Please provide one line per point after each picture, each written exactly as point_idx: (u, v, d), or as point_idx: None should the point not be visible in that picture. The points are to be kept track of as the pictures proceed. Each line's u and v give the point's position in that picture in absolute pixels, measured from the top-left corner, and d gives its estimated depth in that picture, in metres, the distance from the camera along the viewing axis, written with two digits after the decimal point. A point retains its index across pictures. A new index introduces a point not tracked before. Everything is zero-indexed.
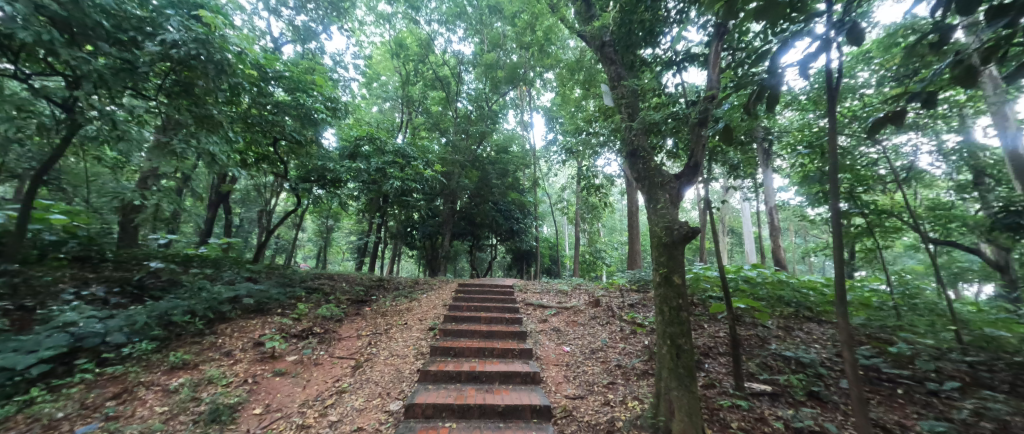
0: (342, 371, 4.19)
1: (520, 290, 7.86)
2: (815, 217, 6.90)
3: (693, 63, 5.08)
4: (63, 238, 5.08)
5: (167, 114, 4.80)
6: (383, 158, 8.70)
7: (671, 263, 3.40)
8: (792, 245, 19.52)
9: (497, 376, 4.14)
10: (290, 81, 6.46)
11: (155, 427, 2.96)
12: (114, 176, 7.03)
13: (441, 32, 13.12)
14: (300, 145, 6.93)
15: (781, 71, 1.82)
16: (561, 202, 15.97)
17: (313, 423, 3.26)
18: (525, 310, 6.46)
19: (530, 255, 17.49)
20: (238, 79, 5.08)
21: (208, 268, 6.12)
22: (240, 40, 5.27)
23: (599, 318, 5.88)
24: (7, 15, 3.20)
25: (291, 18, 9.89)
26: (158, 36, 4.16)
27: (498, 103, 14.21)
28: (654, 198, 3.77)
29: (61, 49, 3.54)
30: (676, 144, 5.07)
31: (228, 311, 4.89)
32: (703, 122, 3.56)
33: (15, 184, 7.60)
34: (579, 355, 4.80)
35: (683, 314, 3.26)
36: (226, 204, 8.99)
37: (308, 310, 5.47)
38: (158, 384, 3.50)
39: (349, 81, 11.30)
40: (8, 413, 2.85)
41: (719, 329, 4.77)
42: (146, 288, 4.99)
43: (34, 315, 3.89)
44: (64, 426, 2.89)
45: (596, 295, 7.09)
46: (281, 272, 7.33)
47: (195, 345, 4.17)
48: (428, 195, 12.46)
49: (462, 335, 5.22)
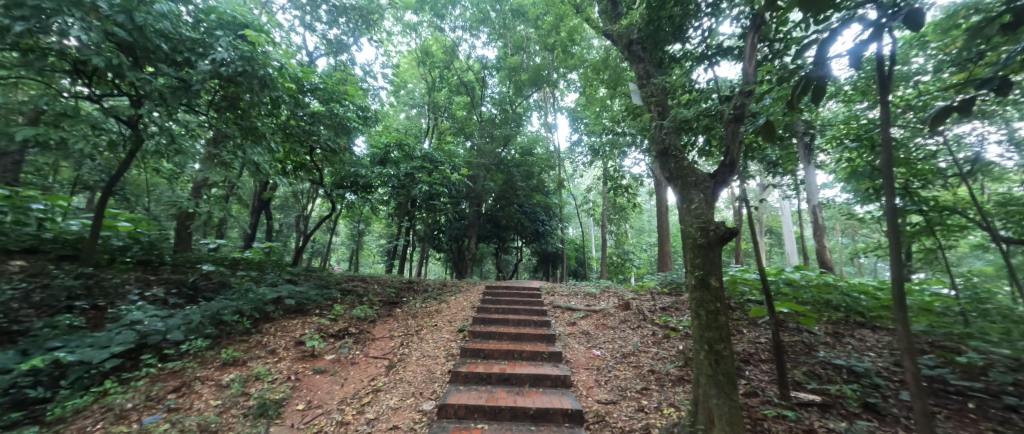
0: (377, 370, 4.33)
1: (547, 293, 7.81)
2: (864, 215, 6.40)
3: (726, 57, 4.89)
4: (129, 243, 5.57)
5: (217, 128, 5.16)
6: (411, 163, 8.93)
7: (707, 265, 3.28)
8: (837, 245, 18.31)
9: (527, 378, 4.13)
10: (325, 93, 6.77)
11: (211, 419, 3.17)
12: (170, 186, 7.63)
13: (465, 38, 13.40)
14: (334, 153, 7.24)
15: (829, 61, 1.73)
16: (587, 203, 15.75)
17: (351, 420, 3.39)
18: (553, 313, 6.42)
19: (556, 256, 17.40)
20: (279, 92, 5.39)
21: (253, 271, 6.53)
22: (280, 55, 5.59)
23: (630, 321, 5.74)
24: (83, 44, 3.57)
25: (324, 32, 10.39)
26: (209, 56, 4.49)
27: (522, 106, 14.30)
28: (687, 198, 3.67)
29: (128, 71, 3.92)
30: (709, 141, 4.91)
31: (272, 312, 5.18)
32: (739, 117, 3.42)
33: (87, 194, 8.41)
34: (610, 358, 4.71)
35: (722, 318, 3.13)
36: (268, 210, 9.52)
37: (343, 312, 5.70)
38: (212, 379, 3.76)
39: (378, 90, 11.74)
40: (86, 402, 3.16)
41: (760, 334, 4.53)
42: (199, 289, 5.38)
43: (106, 314, 4.28)
44: (132, 416, 3.16)
45: (625, 297, 6.95)
46: (317, 275, 7.69)
47: (243, 343, 4.45)
48: (455, 199, 12.64)
49: (491, 337, 5.25)
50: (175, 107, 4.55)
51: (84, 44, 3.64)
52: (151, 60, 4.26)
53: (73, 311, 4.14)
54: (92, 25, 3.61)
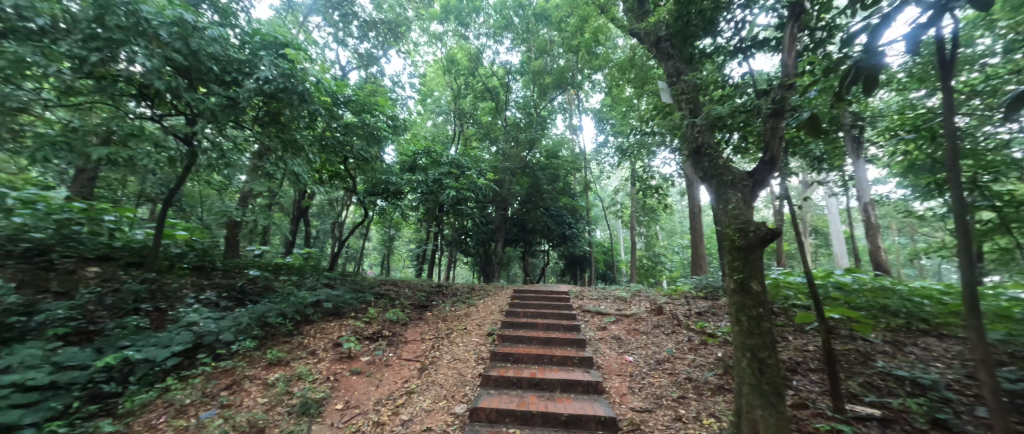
0: (410, 372, 4.43)
1: (576, 297, 7.70)
2: (925, 213, 5.86)
3: (762, 50, 4.67)
4: (185, 250, 6.01)
5: (261, 141, 5.50)
6: (439, 169, 9.14)
7: (748, 268, 3.13)
8: (893, 245, 16.86)
9: (558, 384, 4.08)
10: (357, 104, 7.07)
11: (259, 416, 3.36)
12: (219, 196, 8.20)
13: (490, 44, 13.61)
14: (367, 161, 7.53)
15: (882, 49, 1.64)
16: (614, 205, 15.45)
17: (387, 420, 3.48)
18: (583, 317, 6.33)
19: (584, 260, 17.14)
20: (316, 106, 5.67)
21: (293, 275, 6.90)
22: (316, 71, 5.90)
23: (663, 327, 5.55)
24: (147, 70, 3.93)
25: (355, 46, 10.91)
26: (254, 75, 4.80)
27: (546, 109, 14.30)
28: (724, 198, 3.55)
29: (184, 92, 4.26)
30: (745, 137, 4.69)
31: (312, 314, 5.42)
32: (779, 112, 3.24)
33: (150, 206, 9.21)
34: (644, 365, 4.56)
35: (766, 324, 2.97)
36: (306, 218, 10.01)
37: (377, 315, 5.88)
38: (259, 377, 3.98)
39: (406, 99, 12.14)
40: (151, 397, 3.44)
41: (809, 342, 4.24)
42: (246, 293, 5.73)
43: (166, 315, 4.64)
44: (191, 411, 3.41)
45: (658, 301, 6.72)
46: (352, 279, 8.01)
47: (287, 344, 4.68)
48: (481, 203, 12.74)
49: (520, 341, 5.23)
50: (224, 124, 4.91)
51: (148, 70, 4.00)
52: (204, 81, 4.62)
53: (139, 313, 4.53)
54: (154, 53, 3.97)
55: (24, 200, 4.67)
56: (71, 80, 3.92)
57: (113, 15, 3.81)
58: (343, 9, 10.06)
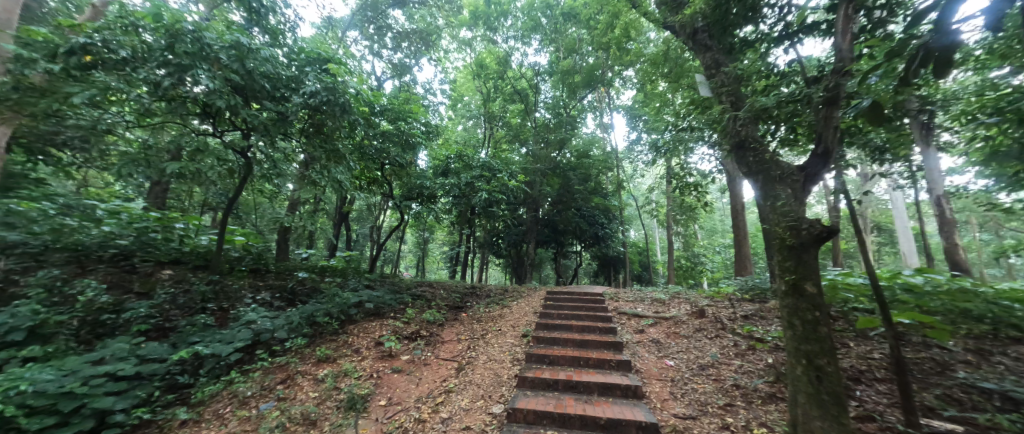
0: (447, 372, 4.54)
1: (612, 298, 7.52)
2: (1013, 205, 5.17)
3: (811, 34, 4.36)
4: (242, 254, 6.53)
5: (307, 152, 5.86)
6: (471, 173, 9.29)
7: (801, 269, 2.94)
8: (974, 242, 15.00)
9: (595, 387, 4.01)
10: (392, 113, 7.34)
11: (312, 409, 3.58)
12: (270, 204, 8.83)
13: (518, 47, 13.67)
14: (402, 167, 7.81)
15: (957, 25, 1.51)
16: (649, 204, 14.96)
17: (427, 418, 3.59)
18: (619, 319, 6.17)
19: (618, 261, 16.76)
20: (355, 116, 5.98)
21: (337, 277, 7.29)
22: (355, 83, 6.22)
23: (706, 330, 5.30)
24: (209, 90, 4.33)
25: (390, 57, 11.40)
26: (301, 90, 5.13)
27: (576, 108, 14.14)
28: (771, 195, 3.37)
29: (239, 110, 4.64)
30: (794, 129, 4.39)
31: (355, 314, 5.68)
32: (833, 100, 3.00)
33: (212, 214, 10.10)
34: (685, 370, 4.39)
35: (823, 329, 2.77)
36: (347, 222, 10.53)
37: (415, 315, 6.08)
38: (310, 373, 4.23)
39: (437, 106, 12.48)
40: (218, 389, 3.75)
41: (874, 348, 3.88)
42: (296, 293, 6.11)
43: (229, 314, 5.04)
44: (252, 402, 3.69)
45: (699, 304, 6.43)
46: (390, 280, 8.33)
47: (333, 342, 4.94)
48: (512, 205, 12.80)
49: (555, 342, 5.20)
50: (275, 136, 5.27)
51: (210, 90, 4.41)
52: (258, 98, 4.99)
53: (206, 311, 4.96)
54: (216, 75, 4.38)
55: (111, 210, 5.48)
56: (148, 103, 4.40)
57: (182, 43, 4.25)
58: (378, 22, 10.68)
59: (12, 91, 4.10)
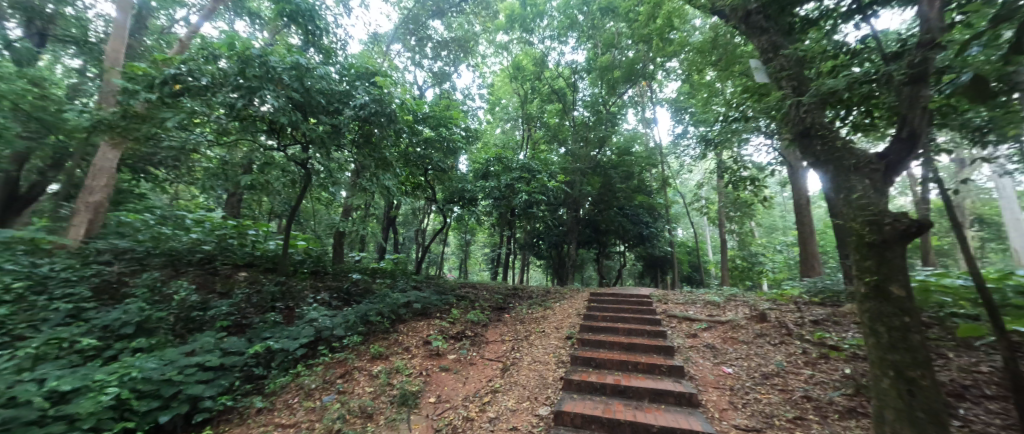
0: (493, 372, 4.59)
1: (659, 300, 7.19)
2: None
3: (887, 6, 3.90)
4: (304, 257, 7.09)
5: (358, 160, 6.23)
6: (511, 174, 9.36)
7: (885, 269, 2.63)
8: None
9: (646, 393, 3.85)
10: (434, 120, 7.62)
11: (368, 403, 3.78)
12: (326, 210, 9.51)
13: (555, 46, 13.57)
14: (444, 171, 8.05)
15: None
16: (698, 201, 14.14)
17: (476, 416, 3.66)
18: (668, 323, 5.88)
19: (665, 261, 16.02)
20: (400, 125, 6.27)
21: (387, 278, 7.68)
22: (399, 93, 6.52)
23: (768, 336, 4.90)
24: (275, 109, 4.76)
25: (430, 66, 11.92)
26: (351, 102, 5.48)
27: (616, 105, 13.75)
28: (845, 187, 3.08)
29: (300, 125, 5.06)
30: (870, 112, 3.96)
31: (404, 314, 5.93)
32: (920, 77, 2.72)
33: (277, 221, 11.11)
34: (747, 379, 4.08)
35: (914, 337, 2.46)
36: (395, 226, 11.07)
37: (460, 315, 6.24)
38: (366, 369, 4.48)
39: (476, 110, 12.84)
40: (287, 381, 4.09)
41: (981, 360, 3.35)
42: (351, 294, 6.50)
43: (294, 312, 5.48)
44: (316, 394, 3.98)
45: (759, 307, 5.96)
46: (435, 281, 8.61)
47: (385, 340, 5.20)
48: (552, 206, 12.69)
49: (601, 345, 5.07)
50: (330, 148, 5.66)
51: (275, 109, 4.86)
52: (315, 113, 5.40)
53: (275, 310, 5.42)
54: (280, 94, 4.81)
55: (197, 220, 6.28)
56: (225, 123, 4.93)
57: (252, 68, 4.73)
58: (419, 34, 11.22)
59: (122, 119, 4.82)
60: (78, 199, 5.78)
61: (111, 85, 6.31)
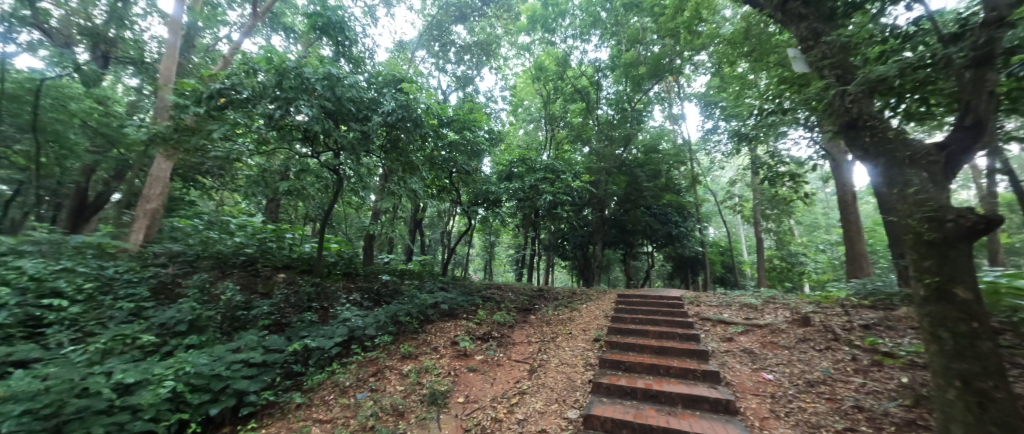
0: (520, 373, 4.58)
1: (691, 302, 6.94)
2: None
3: None
4: (336, 259, 7.36)
5: (386, 165, 6.41)
6: (534, 175, 9.32)
7: (948, 270, 2.51)
8: None
9: (679, 398, 3.71)
10: (458, 123, 7.74)
11: (400, 401, 3.87)
12: (356, 214, 9.85)
13: (577, 45, 13.41)
14: (469, 174, 8.13)
15: None
16: (731, 199, 13.55)
17: (504, 417, 3.66)
18: (701, 326, 5.67)
19: (696, 261, 15.46)
20: (426, 129, 6.39)
21: (415, 280, 7.85)
22: (425, 98, 6.67)
23: (813, 341, 4.60)
24: (309, 117, 4.98)
25: (453, 71, 12.10)
26: (380, 109, 5.65)
27: (642, 102, 13.41)
28: (900, 181, 2.89)
29: (332, 132, 5.26)
30: (926, 100, 3.65)
31: (432, 315, 6.03)
32: (988, 59, 2.54)
33: (311, 225, 11.61)
34: (789, 386, 3.86)
35: (985, 345, 2.33)
36: (421, 228, 11.30)
37: (486, 317, 6.28)
38: (396, 368, 4.58)
39: (499, 112, 12.89)
40: (323, 379, 4.25)
41: None
42: (381, 294, 6.68)
43: (329, 312, 5.68)
44: (351, 391, 4.12)
45: (800, 310, 5.64)
46: (461, 283, 8.71)
47: (415, 339, 5.30)
48: (577, 206, 12.54)
49: (631, 348, 4.95)
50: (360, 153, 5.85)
51: (310, 117, 5.08)
52: (347, 120, 5.60)
53: (311, 310, 5.64)
54: (313, 104, 5.03)
55: (240, 224, 6.67)
56: (265, 133, 5.21)
57: (288, 79, 4.97)
58: (442, 39, 11.47)
59: (175, 132, 5.20)
60: (138, 207, 6.29)
61: (164, 101, 6.84)
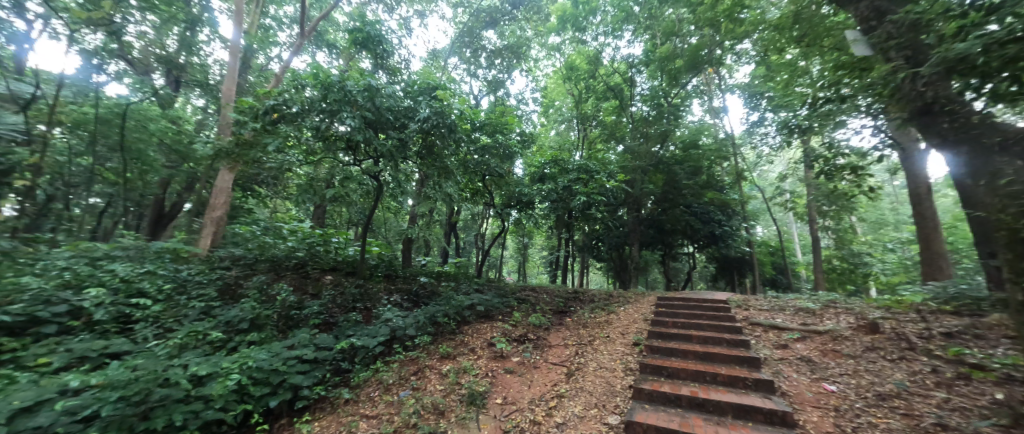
0: (558, 376, 4.54)
1: (738, 306, 6.54)
2: None
3: None
4: (378, 262, 7.68)
5: (423, 170, 6.61)
6: (568, 176, 9.20)
7: None
8: None
9: (728, 407, 3.51)
10: (491, 127, 7.82)
11: (440, 400, 3.96)
12: (395, 218, 10.25)
13: (609, 41, 13.11)
14: (502, 176, 8.19)
15: None
16: (781, 195, 12.64)
17: (542, 421, 3.64)
18: (751, 331, 5.33)
19: (742, 262, 14.55)
20: (459, 134, 6.51)
21: (451, 281, 8.02)
22: (458, 104, 6.81)
23: (882, 351, 4.18)
24: (352, 127, 5.25)
25: (485, 75, 12.29)
26: (416, 116, 5.83)
27: (679, 96, 12.85)
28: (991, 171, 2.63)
29: (373, 140, 5.50)
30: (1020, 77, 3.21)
31: (469, 316, 6.13)
32: None
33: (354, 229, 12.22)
34: (856, 399, 3.53)
35: None
36: (456, 231, 11.54)
37: (521, 319, 6.27)
38: (436, 367, 4.69)
39: (530, 114, 12.91)
40: (369, 376, 4.44)
41: None
42: (420, 296, 6.88)
43: (372, 312, 5.94)
44: (394, 389, 4.27)
45: (866, 315, 5.15)
46: (496, 285, 8.78)
47: (453, 340, 5.41)
48: (612, 207, 12.24)
49: (673, 353, 4.75)
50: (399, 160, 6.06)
51: (352, 128, 5.35)
52: (386, 128, 5.84)
53: (355, 310, 5.92)
54: (356, 114, 5.29)
55: (292, 230, 7.16)
56: (312, 143, 5.55)
57: (333, 92, 5.27)
58: (474, 45, 11.78)
59: (236, 147, 5.70)
60: (205, 215, 6.93)
61: (226, 119, 7.50)
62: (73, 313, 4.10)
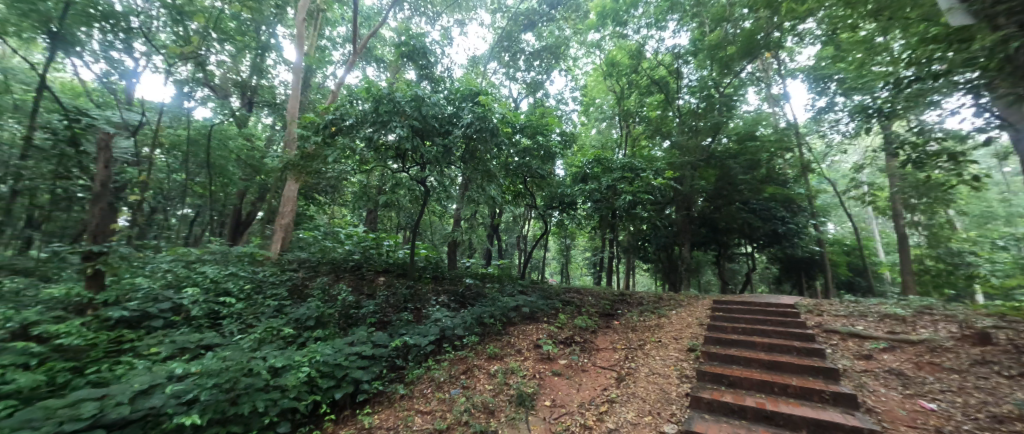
0: (608, 381, 4.43)
1: (808, 311, 5.94)
2: None
3: None
4: (426, 264, 7.98)
5: (468, 175, 6.78)
6: (612, 175, 8.94)
7: None
8: None
9: (802, 422, 3.21)
10: (532, 129, 7.82)
11: (490, 399, 4.01)
12: (440, 222, 10.60)
13: (652, 34, 12.58)
14: (543, 178, 8.16)
15: None
16: (856, 188, 11.32)
17: (594, 425, 3.57)
18: (825, 339, 4.82)
19: (811, 263, 13.23)
20: (501, 138, 6.60)
21: (496, 283, 8.12)
22: (499, 108, 6.89)
23: (996, 365, 3.58)
24: (401, 136, 5.52)
25: (524, 78, 12.35)
26: (460, 123, 6.00)
27: (732, 85, 12.00)
28: None
29: (420, 148, 5.75)
30: None
31: (514, 318, 6.16)
32: None
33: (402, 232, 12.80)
34: (964, 420, 3.06)
35: None
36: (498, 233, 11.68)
37: (567, 321, 6.19)
38: (484, 367, 4.78)
39: (571, 114, 12.76)
40: (421, 373, 4.62)
41: None
42: (466, 297, 7.06)
43: (422, 312, 6.19)
44: (445, 387, 4.41)
45: (973, 324, 4.44)
46: (540, 286, 8.75)
47: (499, 341, 5.47)
48: (660, 205, 11.70)
49: (734, 361, 4.43)
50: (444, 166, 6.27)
51: (401, 136, 5.63)
52: (432, 135, 6.07)
53: (407, 309, 6.20)
54: (404, 124, 5.56)
55: (349, 234, 7.66)
56: (366, 153, 5.91)
57: (383, 104, 5.58)
58: (512, 49, 11.87)
59: (301, 159, 6.23)
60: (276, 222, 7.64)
61: (291, 134, 8.22)
62: (175, 309, 4.71)
